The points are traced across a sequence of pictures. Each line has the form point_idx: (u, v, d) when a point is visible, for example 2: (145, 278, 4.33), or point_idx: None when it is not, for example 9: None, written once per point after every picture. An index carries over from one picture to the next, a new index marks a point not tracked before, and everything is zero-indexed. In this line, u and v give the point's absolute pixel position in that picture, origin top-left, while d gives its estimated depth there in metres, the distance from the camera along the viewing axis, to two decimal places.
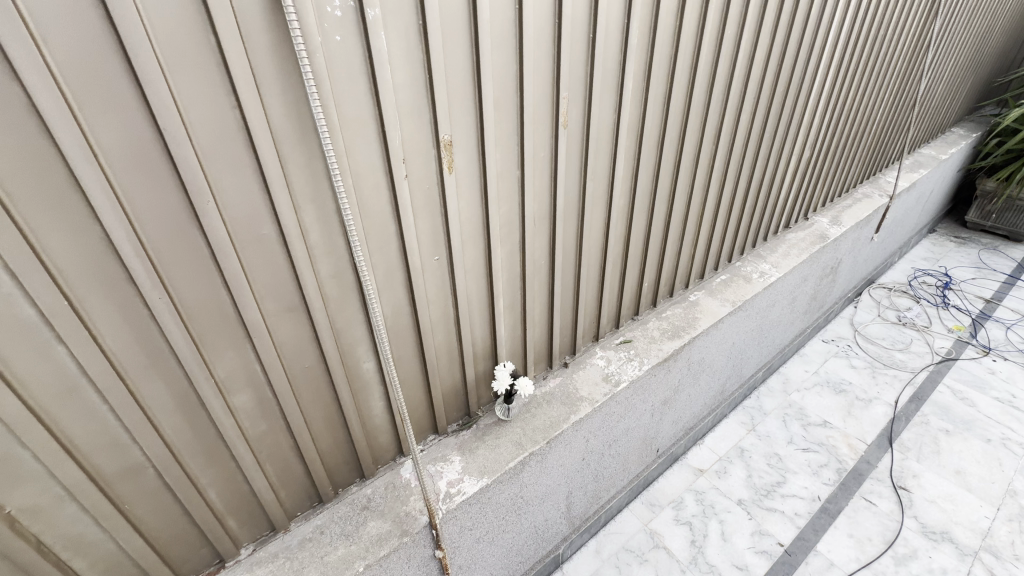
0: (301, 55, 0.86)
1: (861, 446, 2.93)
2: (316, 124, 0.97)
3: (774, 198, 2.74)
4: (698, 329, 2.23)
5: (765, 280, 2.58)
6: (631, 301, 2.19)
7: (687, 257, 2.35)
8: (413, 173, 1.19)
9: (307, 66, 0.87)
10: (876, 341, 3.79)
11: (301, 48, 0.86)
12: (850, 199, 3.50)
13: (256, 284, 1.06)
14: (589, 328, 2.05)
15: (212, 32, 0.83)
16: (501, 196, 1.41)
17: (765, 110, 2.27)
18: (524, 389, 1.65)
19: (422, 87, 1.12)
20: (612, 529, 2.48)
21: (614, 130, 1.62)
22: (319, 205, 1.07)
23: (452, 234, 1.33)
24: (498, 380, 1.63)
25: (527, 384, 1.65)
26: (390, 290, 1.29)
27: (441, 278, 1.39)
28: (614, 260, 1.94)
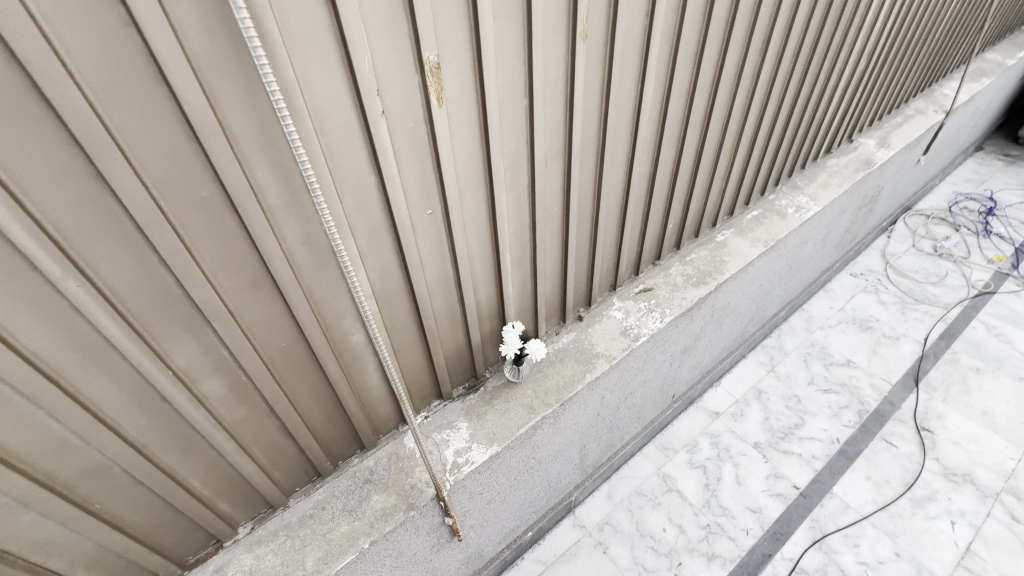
0: None
1: (884, 386, 2.82)
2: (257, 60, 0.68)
3: (819, 118, 2.39)
4: (725, 274, 2.02)
5: (802, 216, 2.32)
6: (653, 245, 1.97)
7: (717, 192, 2.08)
8: (393, 108, 0.94)
9: None
10: (909, 274, 3.56)
11: None
12: (901, 116, 3.10)
13: (205, 260, 0.86)
14: (606, 277, 1.85)
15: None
16: (507, 133, 1.15)
17: (823, 10, 1.89)
18: (537, 353, 1.48)
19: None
20: (624, 473, 2.46)
21: (643, 42, 1.31)
22: (273, 157, 0.84)
23: (447, 183, 1.09)
24: (507, 343, 1.48)
25: (539, 348, 1.48)
26: (376, 254, 1.09)
27: (438, 236, 1.18)
28: (637, 201, 1.70)
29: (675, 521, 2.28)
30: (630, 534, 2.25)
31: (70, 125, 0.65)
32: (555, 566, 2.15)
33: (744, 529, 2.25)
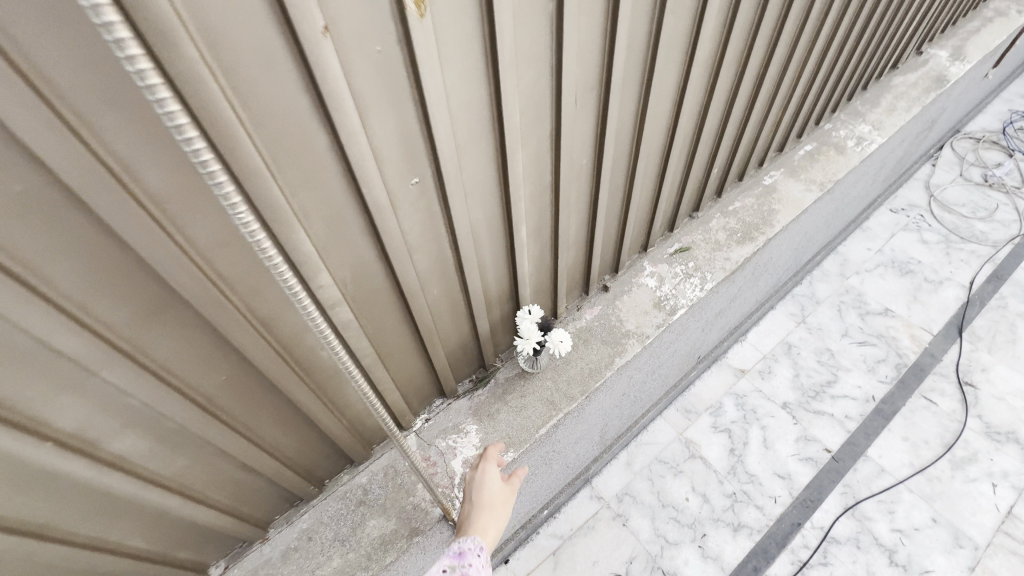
0: None
1: (925, 337, 2.59)
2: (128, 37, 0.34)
3: (894, 25, 1.94)
4: (776, 226, 1.69)
5: (864, 150, 1.94)
6: (692, 194, 1.62)
7: (770, 125, 1.70)
8: (345, 23, 0.57)
9: None
10: (954, 208, 3.21)
11: None
12: (978, 19, 2.59)
13: (65, 288, 0.55)
14: (637, 238, 1.53)
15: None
16: (524, 59, 0.79)
17: None
18: (560, 348, 1.20)
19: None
20: (644, 439, 2.29)
21: None
22: (146, 122, 0.50)
23: (439, 138, 0.74)
24: (523, 338, 1.19)
25: (564, 341, 1.19)
26: (343, 245, 0.76)
27: (429, 211, 0.85)
28: (682, 143, 1.34)
29: (698, 489, 2.14)
30: (651, 505, 2.11)
31: None
32: (572, 540, 2.04)
33: (772, 496, 2.11)
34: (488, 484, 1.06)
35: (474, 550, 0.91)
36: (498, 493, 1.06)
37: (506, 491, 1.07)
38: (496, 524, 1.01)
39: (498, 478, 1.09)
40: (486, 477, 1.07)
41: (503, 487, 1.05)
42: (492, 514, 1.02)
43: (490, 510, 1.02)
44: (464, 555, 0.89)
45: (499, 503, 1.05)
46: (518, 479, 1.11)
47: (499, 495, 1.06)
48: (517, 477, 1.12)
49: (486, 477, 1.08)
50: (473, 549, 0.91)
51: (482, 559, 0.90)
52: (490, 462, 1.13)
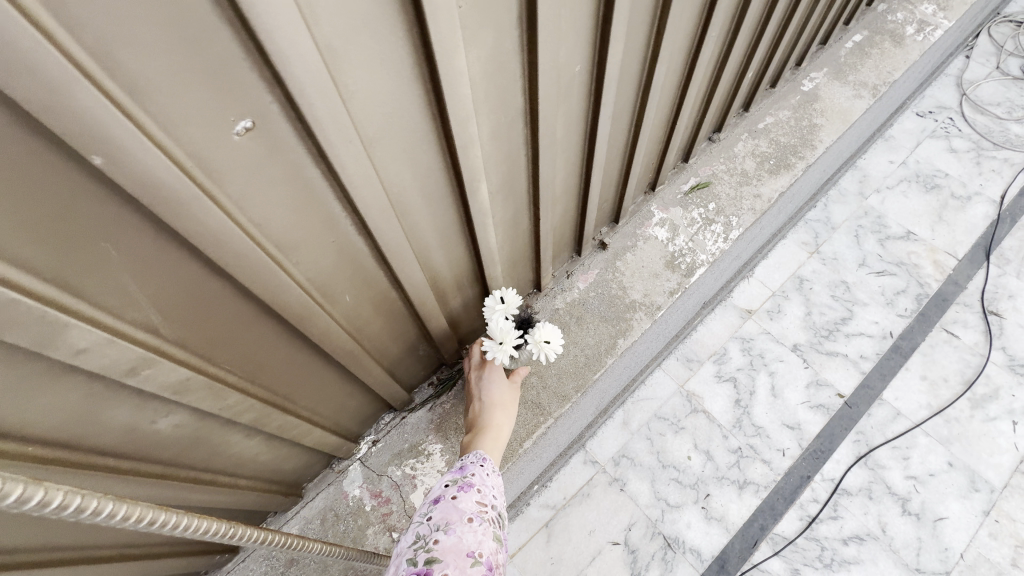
0: None
1: (949, 262, 2.33)
2: None
3: None
4: (819, 149, 1.31)
5: (927, 39, 1.51)
6: (716, 109, 1.21)
7: (821, 6, 1.25)
8: None
9: None
10: (988, 108, 2.81)
11: None
12: None
13: None
14: (644, 175, 1.14)
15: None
16: None
17: None
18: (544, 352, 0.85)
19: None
20: (641, 395, 2.07)
21: None
22: None
23: (268, 31, 0.33)
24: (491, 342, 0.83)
25: (553, 341, 0.84)
26: (108, 266, 0.38)
27: (298, 178, 0.45)
28: (715, 35, 0.91)
29: (701, 447, 1.95)
30: (650, 466, 1.93)
31: None
32: (566, 510, 1.87)
33: (781, 449, 1.95)
34: (492, 383, 0.89)
35: (478, 462, 0.75)
36: (503, 392, 0.89)
37: (512, 390, 0.91)
38: (503, 428, 0.85)
39: (503, 374, 0.91)
40: (489, 375, 0.90)
41: (508, 388, 0.89)
42: (498, 416, 0.86)
43: (497, 413, 0.85)
44: (468, 468, 0.73)
45: (506, 402, 0.89)
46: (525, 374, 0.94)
47: (505, 393, 0.89)
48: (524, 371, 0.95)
49: (488, 375, 0.91)
50: (479, 460, 0.75)
51: (489, 469, 0.74)
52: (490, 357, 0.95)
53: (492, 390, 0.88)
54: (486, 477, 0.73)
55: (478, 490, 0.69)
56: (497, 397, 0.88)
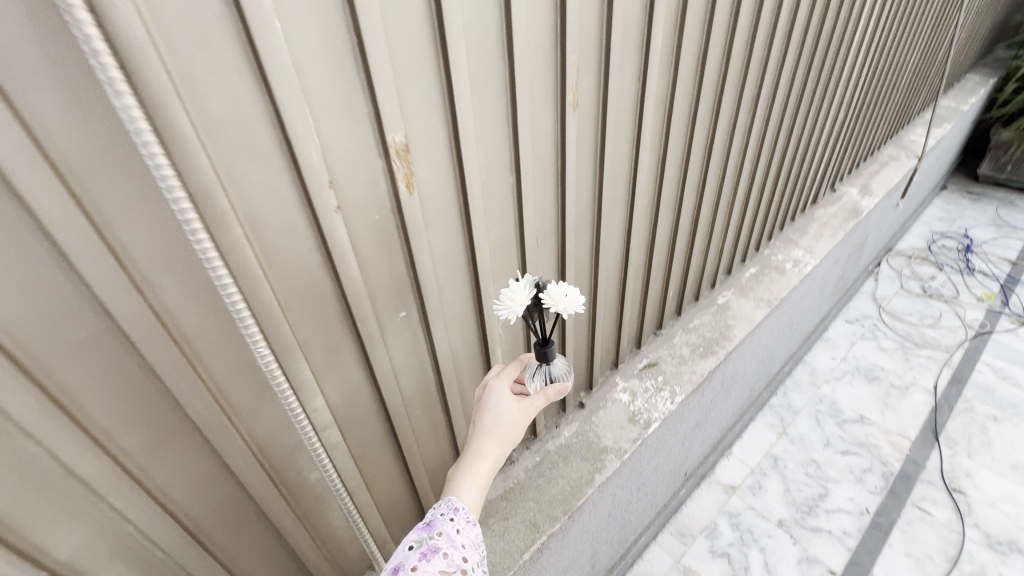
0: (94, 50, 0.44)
1: (904, 443, 2.63)
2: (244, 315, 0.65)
3: (802, 172, 2.35)
4: (734, 341, 1.85)
5: (801, 270, 2.21)
6: (654, 314, 1.81)
7: (714, 252, 1.97)
8: (351, 203, 0.74)
9: (108, 64, 0.45)
10: (903, 316, 3.48)
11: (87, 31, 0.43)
12: (876, 163, 3.12)
13: (93, 421, 0.62)
14: (607, 355, 1.67)
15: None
16: (492, 217, 0.99)
17: (802, 70, 1.86)
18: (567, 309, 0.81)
19: (343, 31, 0.64)
20: (641, 570, 2.17)
21: (636, 114, 1.19)
22: (192, 277, 0.63)
23: (424, 280, 0.90)
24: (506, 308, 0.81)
25: (571, 295, 0.81)
26: (336, 372, 0.87)
27: (413, 339, 0.97)
28: (635, 269, 1.54)
29: None
30: None
31: None
32: None
33: None
34: (490, 409, 0.86)
35: (448, 515, 0.76)
36: (502, 421, 0.84)
37: (514, 417, 0.85)
38: (493, 461, 0.83)
39: (509, 400, 0.87)
40: (490, 403, 0.87)
41: (508, 419, 0.84)
42: (486, 448, 0.83)
43: (485, 445, 0.83)
44: (436, 523, 0.75)
45: (507, 433, 0.84)
46: (541, 399, 0.86)
47: (507, 423, 0.85)
48: (542, 398, 0.86)
49: (489, 400, 0.87)
50: (449, 511, 0.76)
51: (459, 524, 0.75)
52: (508, 383, 0.92)
53: (489, 417, 0.85)
54: (457, 532, 0.74)
55: (443, 554, 0.71)
56: (492, 427, 0.84)
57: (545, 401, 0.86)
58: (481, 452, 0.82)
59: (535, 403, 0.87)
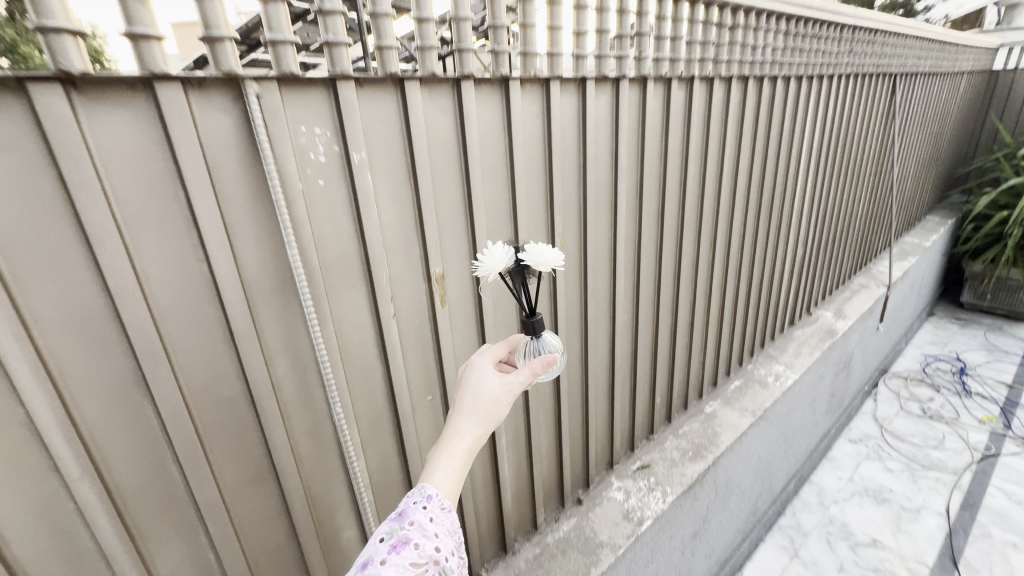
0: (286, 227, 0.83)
1: (922, 571, 2.54)
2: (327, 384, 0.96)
3: (774, 297, 2.70)
4: (721, 447, 1.99)
5: (782, 383, 2.43)
6: (645, 418, 2.03)
7: (697, 364, 2.23)
8: (402, 311, 1.08)
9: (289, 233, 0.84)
10: (906, 437, 3.53)
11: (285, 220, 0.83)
12: (848, 290, 3.49)
13: (213, 456, 0.88)
14: (602, 454, 1.86)
15: (169, 148, 0.73)
16: (500, 325, 1.31)
17: (755, 217, 2.31)
18: (544, 261, 0.93)
19: (410, 207, 1.03)
20: None
21: (611, 251, 1.56)
22: (295, 356, 0.94)
23: (447, 371, 1.19)
24: (491, 266, 0.92)
25: (545, 253, 0.93)
26: (376, 440, 1.12)
27: (435, 419, 1.23)
28: (622, 375, 1.81)
29: None
30: None
31: (139, 354, 0.75)
32: None
33: None
34: (472, 386, 0.84)
35: (422, 503, 0.72)
36: (484, 399, 0.82)
37: (494, 395, 0.83)
38: (472, 441, 0.80)
39: (492, 376, 0.85)
40: (471, 380, 0.84)
41: (489, 397, 0.82)
42: (467, 425, 0.80)
43: (465, 423, 0.80)
44: (408, 512, 0.71)
45: (489, 411, 0.82)
46: (525, 376, 0.85)
47: (489, 400, 0.83)
48: (526, 374, 0.86)
49: (470, 378, 0.85)
50: (423, 500, 0.72)
51: (433, 512, 0.72)
52: (490, 363, 0.91)
53: (470, 394, 0.83)
54: (430, 521, 0.71)
55: (415, 545, 0.68)
56: (473, 404, 0.82)
57: (529, 377, 0.86)
58: (461, 432, 0.79)
59: (517, 380, 0.85)
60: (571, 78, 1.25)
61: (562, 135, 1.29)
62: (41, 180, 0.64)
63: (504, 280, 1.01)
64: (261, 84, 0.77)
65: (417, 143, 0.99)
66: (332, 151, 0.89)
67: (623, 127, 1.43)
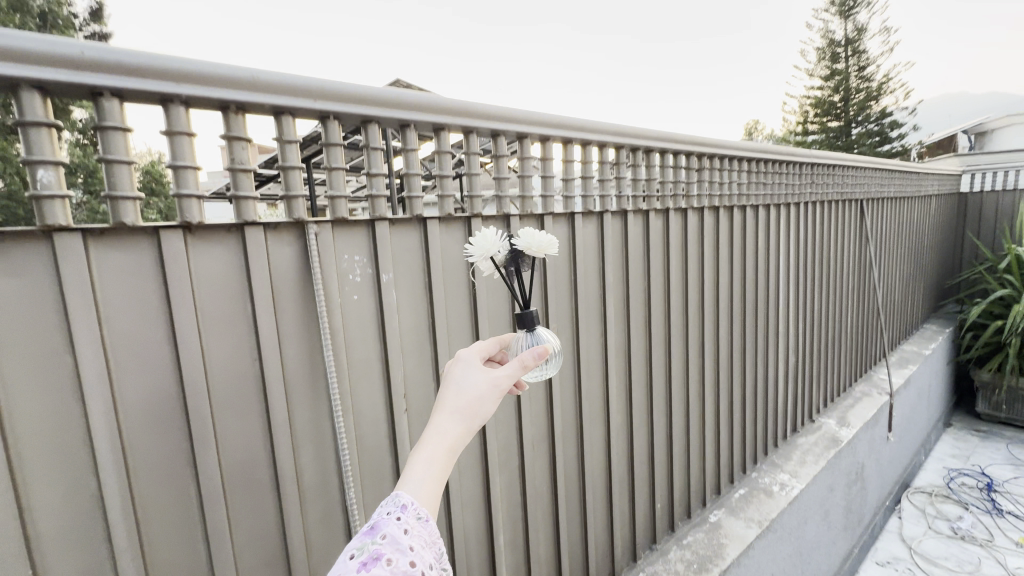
0: (324, 331, 1.02)
1: None
2: (342, 471, 1.08)
3: (773, 403, 2.76)
4: (727, 559, 1.93)
5: (788, 492, 2.39)
6: (647, 526, 2.01)
7: (698, 470, 2.24)
8: (413, 406, 1.22)
9: (327, 336, 1.03)
10: (939, 561, 3.28)
11: (325, 325, 1.02)
12: (850, 398, 3.52)
13: (236, 536, 0.98)
14: (603, 563, 1.83)
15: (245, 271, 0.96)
16: (500, 422, 1.43)
17: (743, 324, 2.47)
18: (536, 246, 0.95)
19: (425, 316, 1.24)
20: None
21: (603, 355, 1.73)
22: (318, 444, 1.08)
23: None
24: (482, 252, 0.95)
25: (537, 241, 0.95)
26: None
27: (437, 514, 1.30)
28: (621, 477, 1.85)
29: None
30: None
31: (194, 435, 0.90)
32: None
33: None
34: (457, 381, 0.76)
35: (396, 514, 0.64)
36: (468, 394, 0.74)
37: (480, 390, 0.75)
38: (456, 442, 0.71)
39: (479, 372, 0.78)
40: (455, 375, 0.77)
41: (475, 393, 0.75)
42: (450, 424, 0.72)
43: (449, 422, 0.72)
44: (381, 525, 0.63)
45: (473, 408, 0.74)
46: (516, 370, 0.78)
47: (474, 396, 0.75)
48: (518, 367, 0.79)
49: (455, 373, 0.78)
50: (397, 510, 0.64)
51: (408, 523, 0.64)
52: (477, 357, 0.84)
53: (454, 389, 0.76)
54: (405, 533, 0.63)
55: (387, 561, 0.60)
56: (456, 400, 0.74)
57: (519, 371, 0.79)
58: (442, 431, 0.71)
59: (506, 374, 0.78)
60: (561, 212, 1.55)
61: (555, 256, 1.53)
62: (153, 294, 0.86)
63: (500, 272, 1.03)
64: (319, 225, 1.03)
65: (434, 265, 1.22)
66: (367, 273, 1.12)
67: (607, 249, 1.68)
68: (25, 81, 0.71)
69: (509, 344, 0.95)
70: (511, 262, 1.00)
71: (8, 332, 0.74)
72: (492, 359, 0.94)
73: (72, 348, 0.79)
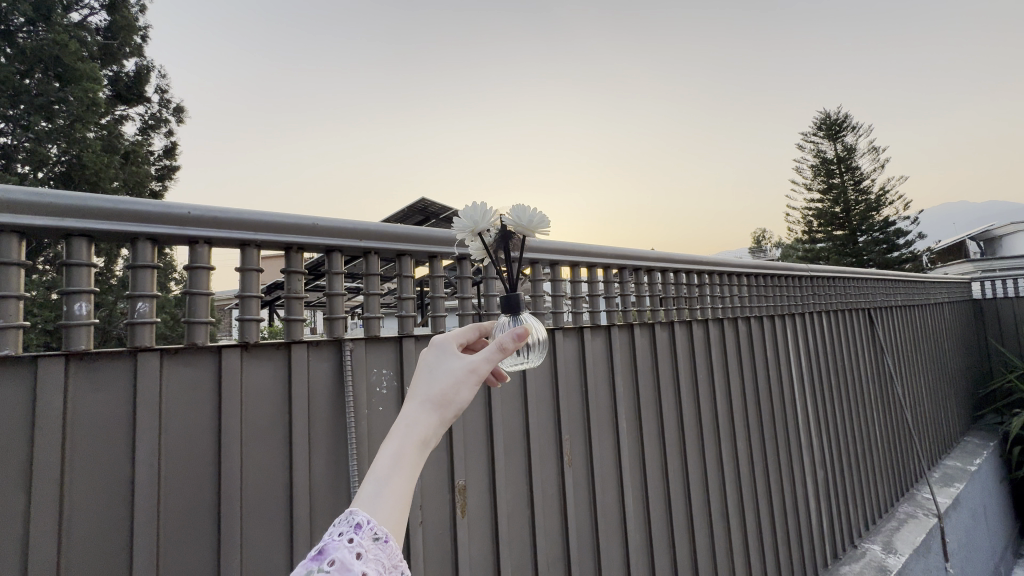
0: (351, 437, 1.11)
1: None
2: None
3: (807, 524, 2.57)
4: None
5: None
6: None
7: None
8: (429, 519, 1.23)
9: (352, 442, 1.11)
10: None
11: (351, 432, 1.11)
12: (896, 520, 3.24)
13: None
14: None
15: (286, 383, 1.07)
16: (514, 537, 1.41)
17: (761, 434, 2.42)
18: (528, 222, 0.99)
19: None
20: None
21: (616, 466, 1.73)
22: None
23: None
24: (469, 226, 0.98)
25: (530, 219, 0.98)
26: None
27: None
28: None
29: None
30: None
31: (222, 542, 0.94)
32: None
33: None
34: (432, 371, 0.70)
35: (348, 535, 0.55)
36: (444, 385, 0.68)
37: (458, 378, 0.69)
38: (427, 439, 0.65)
39: (457, 360, 0.71)
40: (431, 363, 0.70)
41: (452, 385, 0.68)
42: (422, 422, 0.65)
43: (421, 420, 0.65)
44: (329, 549, 0.53)
45: (448, 400, 0.68)
46: (496, 355, 0.71)
47: (450, 388, 0.68)
48: (497, 352, 0.72)
49: (432, 361, 0.70)
50: (349, 530, 0.55)
51: (362, 545, 0.55)
52: (455, 343, 0.77)
53: (427, 380, 0.69)
54: (357, 558, 0.54)
55: None
56: (427, 391, 0.67)
57: (499, 356, 0.72)
58: (409, 426, 0.64)
59: (486, 358, 0.72)
60: (571, 325, 1.69)
61: (565, 365, 1.63)
62: (206, 405, 0.97)
63: (489, 252, 1.05)
64: (354, 342, 1.17)
65: None
66: (392, 385, 1.23)
67: (615, 360, 1.78)
68: (142, 236, 0.92)
69: (491, 329, 0.88)
70: (501, 245, 1.02)
71: (81, 439, 0.84)
72: (474, 346, 0.87)
73: (132, 452, 0.88)
